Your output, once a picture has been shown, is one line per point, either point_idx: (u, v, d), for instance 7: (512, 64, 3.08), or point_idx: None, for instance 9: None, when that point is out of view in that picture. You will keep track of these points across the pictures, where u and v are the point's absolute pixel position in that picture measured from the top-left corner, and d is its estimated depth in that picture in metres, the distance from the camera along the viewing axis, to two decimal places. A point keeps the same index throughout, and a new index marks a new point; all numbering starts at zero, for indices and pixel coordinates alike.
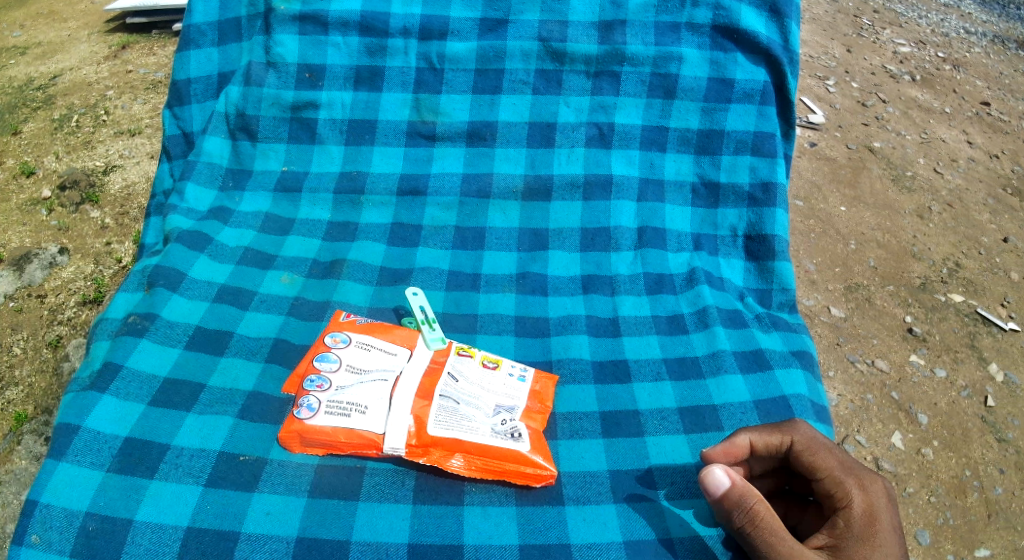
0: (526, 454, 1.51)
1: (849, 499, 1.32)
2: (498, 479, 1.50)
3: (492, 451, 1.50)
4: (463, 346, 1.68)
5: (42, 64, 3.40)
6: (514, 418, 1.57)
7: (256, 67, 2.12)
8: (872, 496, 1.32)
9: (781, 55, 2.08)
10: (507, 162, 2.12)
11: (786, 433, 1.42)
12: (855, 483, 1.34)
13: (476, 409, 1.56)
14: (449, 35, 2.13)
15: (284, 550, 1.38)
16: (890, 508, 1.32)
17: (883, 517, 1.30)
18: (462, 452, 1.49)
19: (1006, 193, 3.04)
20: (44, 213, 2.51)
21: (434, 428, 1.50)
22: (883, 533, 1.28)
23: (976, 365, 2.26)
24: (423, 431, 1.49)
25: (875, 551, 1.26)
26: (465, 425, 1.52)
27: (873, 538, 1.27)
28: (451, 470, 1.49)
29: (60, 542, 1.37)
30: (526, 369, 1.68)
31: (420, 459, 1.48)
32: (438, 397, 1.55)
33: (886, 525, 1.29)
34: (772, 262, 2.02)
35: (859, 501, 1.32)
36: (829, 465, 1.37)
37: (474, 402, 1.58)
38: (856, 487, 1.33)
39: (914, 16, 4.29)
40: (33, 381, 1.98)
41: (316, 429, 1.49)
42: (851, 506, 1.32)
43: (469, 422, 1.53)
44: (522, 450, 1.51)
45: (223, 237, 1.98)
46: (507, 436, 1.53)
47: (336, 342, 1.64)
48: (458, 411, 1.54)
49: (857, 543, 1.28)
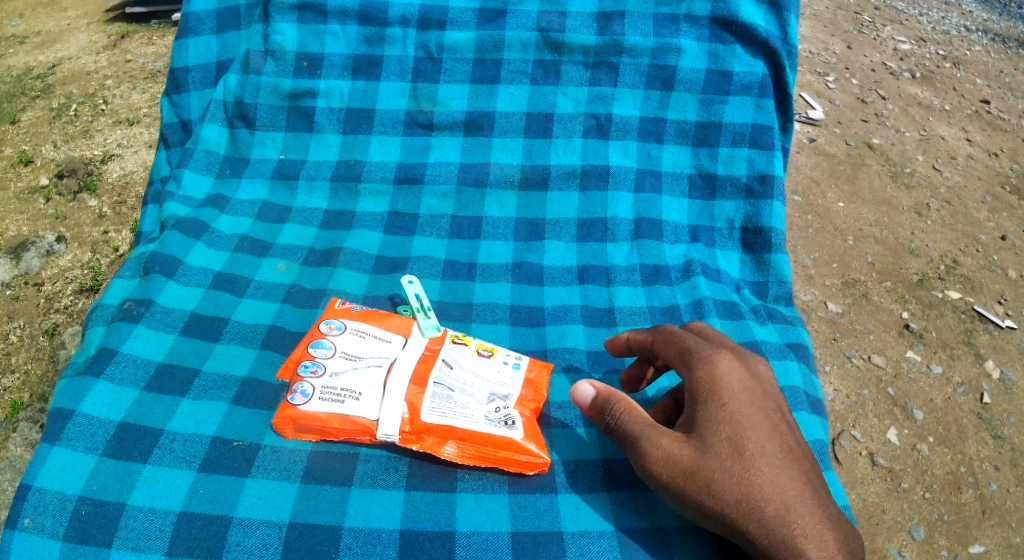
0: (520, 441, 1.50)
1: (693, 372, 1.39)
2: (491, 466, 1.50)
3: (486, 439, 1.49)
4: (457, 334, 1.68)
5: (41, 53, 3.39)
6: (508, 405, 1.56)
7: (255, 55, 2.12)
8: (714, 365, 1.38)
9: (780, 47, 2.07)
10: (504, 152, 2.12)
11: (651, 329, 1.54)
12: (699, 358, 1.40)
13: (470, 396, 1.55)
14: (447, 25, 2.13)
15: (277, 535, 1.39)
16: (737, 374, 1.38)
17: (731, 379, 1.37)
18: (456, 439, 1.49)
19: (1005, 191, 3.04)
20: (41, 201, 2.51)
21: (426, 414, 1.49)
22: (727, 395, 1.34)
23: (973, 361, 2.27)
24: (417, 418, 1.49)
25: (718, 412, 1.32)
26: (459, 413, 1.51)
27: (716, 400, 1.34)
28: (443, 456, 1.49)
29: (54, 525, 1.37)
30: (519, 357, 1.68)
31: (414, 446, 1.49)
32: (433, 385, 1.55)
33: (728, 389, 1.35)
34: (768, 254, 2.03)
35: (702, 372, 1.38)
36: (675, 349, 1.46)
37: (467, 388, 1.57)
38: (699, 358, 1.40)
39: (916, 14, 4.28)
40: (29, 368, 1.99)
41: (310, 414, 1.48)
42: (695, 377, 1.38)
43: (463, 410, 1.52)
44: (516, 437, 1.50)
45: (220, 224, 1.97)
46: (502, 423, 1.52)
47: (331, 329, 1.63)
48: (452, 399, 1.53)
49: (705, 408, 1.34)
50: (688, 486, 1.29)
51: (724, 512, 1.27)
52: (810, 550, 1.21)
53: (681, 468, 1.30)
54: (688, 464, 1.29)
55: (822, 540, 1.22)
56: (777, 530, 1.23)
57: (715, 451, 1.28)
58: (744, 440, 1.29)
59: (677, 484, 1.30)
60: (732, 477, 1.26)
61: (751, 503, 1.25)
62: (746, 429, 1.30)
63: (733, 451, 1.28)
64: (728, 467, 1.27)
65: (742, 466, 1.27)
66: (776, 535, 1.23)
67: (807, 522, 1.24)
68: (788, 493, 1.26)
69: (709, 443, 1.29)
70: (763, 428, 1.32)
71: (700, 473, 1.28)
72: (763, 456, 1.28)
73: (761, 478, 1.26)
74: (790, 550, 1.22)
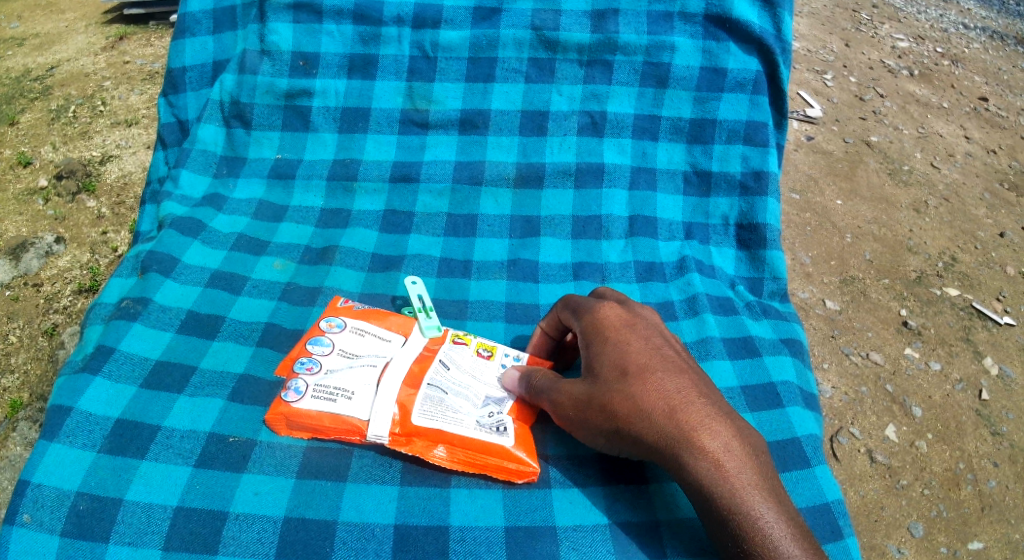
0: (511, 448, 1.49)
1: (582, 321, 1.52)
2: (480, 472, 1.49)
3: (474, 445, 1.48)
4: (458, 333, 1.69)
5: (40, 55, 3.40)
6: (502, 411, 1.55)
7: (251, 55, 2.13)
8: (597, 311, 1.51)
9: (774, 44, 2.08)
10: (499, 150, 2.13)
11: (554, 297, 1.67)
12: (586, 309, 1.54)
13: (464, 400, 1.55)
14: (442, 24, 2.14)
15: (272, 529, 1.40)
16: (616, 313, 1.50)
17: (611, 317, 1.49)
18: (444, 443, 1.49)
19: (1003, 188, 3.05)
20: (41, 202, 2.52)
21: (417, 417, 1.49)
22: (610, 332, 1.46)
23: (971, 358, 2.28)
24: (407, 420, 1.49)
25: (605, 347, 1.44)
26: (450, 417, 1.51)
27: (601, 338, 1.46)
28: (433, 461, 1.48)
29: (52, 521, 1.38)
30: (519, 356, 1.67)
31: (403, 448, 1.49)
32: (426, 386, 1.55)
33: (610, 327, 1.47)
34: (763, 250, 2.03)
35: (589, 319, 1.51)
36: (565, 307, 1.60)
37: (462, 391, 1.57)
38: (585, 308, 1.54)
39: (914, 12, 4.29)
40: (29, 368, 2.00)
41: (303, 412, 1.49)
42: (585, 324, 1.51)
43: (455, 414, 1.52)
44: (505, 445, 1.49)
45: (217, 223, 1.98)
46: (492, 429, 1.51)
47: (331, 325, 1.65)
48: (444, 402, 1.53)
49: (594, 348, 1.45)
50: (591, 416, 1.39)
51: (623, 431, 1.36)
52: (703, 441, 1.28)
53: (579, 401, 1.41)
54: (584, 394, 1.40)
55: (714, 431, 1.29)
56: (668, 432, 1.31)
57: (605, 378, 1.40)
58: (628, 363, 1.39)
59: (581, 416, 1.41)
60: (622, 396, 1.36)
61: (643, 414, 1.33)
62: (629, 353, 1.41)
63: (619, 374, 1.38)
64: (617, 389, 1.37)
65: (628, 384, 1.36)
66: (671, 436, 1.30)
67: (697, 420, 1.30)
68: (674, 396, 1.33)
69: (599, 375, 1.41)
70: (647, 350, 1.41)
71: (596, 400, 1.38)
72: (648, 373, 1.37)
73: (648, 391, 1.34)
74: (684, 446, 1.29)
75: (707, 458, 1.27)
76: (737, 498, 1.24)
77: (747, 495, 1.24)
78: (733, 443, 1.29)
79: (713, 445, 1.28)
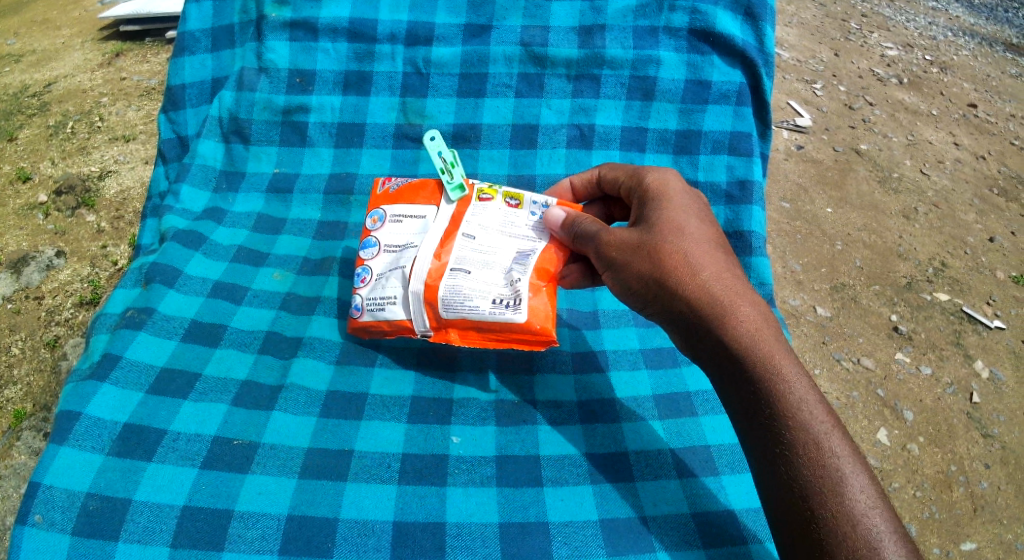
0: (527, 323, 1.56)
1: (643, 183, 1.58)
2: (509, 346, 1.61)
3: (498, 327, 1.57)
4: (482, 189, 1.68)
5: (36, 72, 3.47)
6: (522, 279, 1.57)
7: (248, 72, 2.20)
8: (662, 174, 1.58)
9: (756, 57, 2.15)
10: (491, 163, 2.19)
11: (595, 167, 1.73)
12: (645, 172, 1.60)
13: (487, 276, 1.59)
14: (435, 41, 2.21)
15: (275, 527, 1.46)
16: (681, 183, 1.57)
17: (675, 184, 1.56)
18: (473, 328, 1.59)
19: (993, 194, 3.12)
20: (41, 217, 2.58)
21: (444, 313, 1.57)
22: (672, 194, 1.53)
23: (962, 362, 2.33)
24: (437, 315, 1.58)
25: (665, 205, 1.51)
26: (472, 302, 1.56)
27: (661, 198, 1.53)
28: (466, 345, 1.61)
29: (62, 521, 1.44)
30: (547, 203, 1.66)
31: (442, 337, 1.62)
32: (449, 273, 1.58)
33: (674, 189, 1.54)
34: (749, 257, 2.08)
35: (651, 180, 1.58)
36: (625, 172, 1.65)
37: (485, 259, 1.60)
38: (649, 171, 1.60)
39: (902, 20, 4.37)
40: (31, 380, 2.06)
41: (370, 325, 1.66)
42: (647, 186, 1.57)
43: (476, 296, 1.56)
44: (521, 322, 1.55)
45: (217, 236, 2.03)
46: (511, 305, 1.56)
47: (375, 222, 1.73)
48: (466, 286, 1.57)
49: (653, 205, 1.52)
50: (637, 260, 1.45)
51: (665, 282, 1.42)
52: (742, 307, 1.38)
53: (629, 246, 1.47)
54: (634, 241, 1.46)
55: (753, 301, 1.40)
56: (714, 292, 1.39)
57: (661, 229, 1.46)
58: (686, 223, 1.47)
59: (626, 260, 1.47)
60: (675, 249, 1.43)
61: (692, 269, 1.41)
62: (689, 217, 1.49)
63: (675, 229, 1.46)
64: (672, 241, 1.44)
65: (683, 239, 1.44)
66: (713, 296, 1.39)
67: (739, 290, 1.40)
68: (722, 265, 1.43)
69: (655, 226, 1.47)
70: (701, 220, 1.49)
71: (648, 247, 1.45)
72: (702, 239, 1.45)
73: (701, 252, 1.43)
74: (727, 307, 1.38)
75: (744, 321, 1.37)
76: (767, 358, 1.34)
77: (778, 358, 1.34)
78: (766, 314, 1.39)
79: (749, 311, 1.38)
